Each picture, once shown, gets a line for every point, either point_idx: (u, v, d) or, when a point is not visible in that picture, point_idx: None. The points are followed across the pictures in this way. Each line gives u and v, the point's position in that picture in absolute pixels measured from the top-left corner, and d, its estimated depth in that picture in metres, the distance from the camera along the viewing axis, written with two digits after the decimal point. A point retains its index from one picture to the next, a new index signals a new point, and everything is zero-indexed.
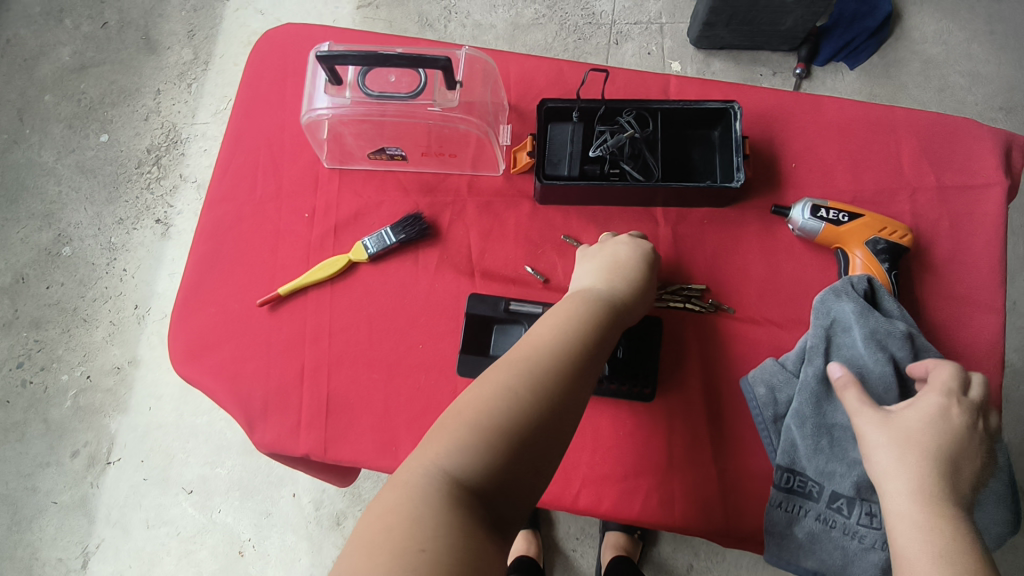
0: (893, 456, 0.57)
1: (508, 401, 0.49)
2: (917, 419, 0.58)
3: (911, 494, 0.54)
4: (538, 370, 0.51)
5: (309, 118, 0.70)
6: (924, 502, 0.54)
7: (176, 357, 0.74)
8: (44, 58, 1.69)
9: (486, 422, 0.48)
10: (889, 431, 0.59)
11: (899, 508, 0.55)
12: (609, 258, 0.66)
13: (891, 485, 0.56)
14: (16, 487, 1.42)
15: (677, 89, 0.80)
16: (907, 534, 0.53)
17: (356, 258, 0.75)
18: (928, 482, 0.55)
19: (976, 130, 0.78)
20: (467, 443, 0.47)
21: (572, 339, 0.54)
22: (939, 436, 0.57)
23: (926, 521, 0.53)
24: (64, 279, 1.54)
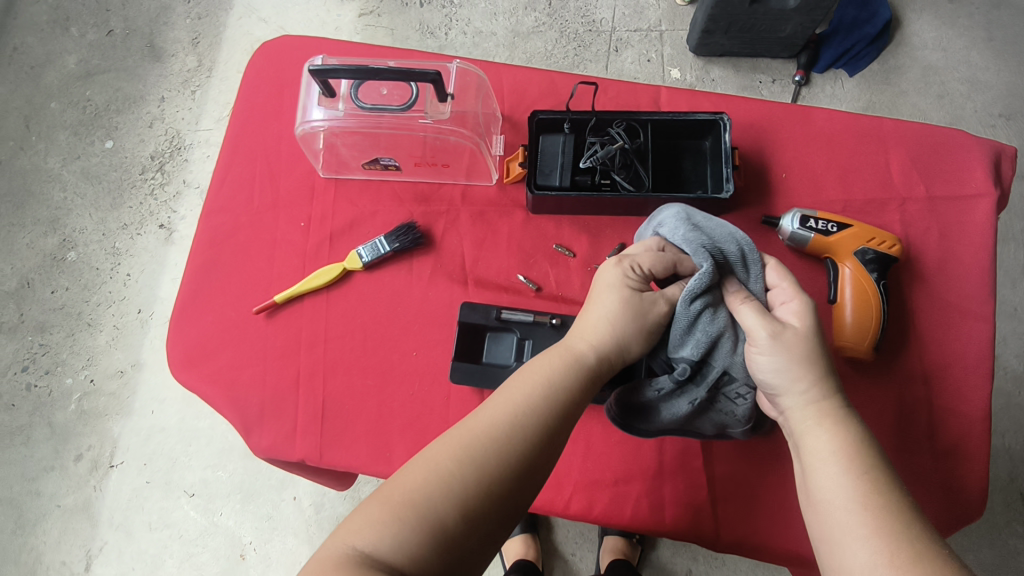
0: (785, 364, 0.56)
1: (447, 482, 0.47)
2: (790, 333, 0.57)
3: (812, 401, 0.55)
4: (481, 444, 0.50)
5: (303, 129, 0.71)
6: (820, 404, 0.55)
7: (173, 364, 0.75)
8: (51, 66, 1.72)
9: (418, 498, 0.46)
10: (774, 352, 0.56)
11: (804, 419, 0.55)
12: (597, 304, 0.63)
13: (783, 386, 0.56)
14: (21, 490, 1.44)
15: (668, 99, 0.80)
16: (814, 441, 0.53)
17: (350, 267, 0.76)
18: (823, 385, 0.55)
19: (965, 140, 0.79)
20: (398, 522, 0.45)
21: (530, 418, 0.53)
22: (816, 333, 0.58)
23: (827, 425, 0.53)
24: (68, 284, 1.56)
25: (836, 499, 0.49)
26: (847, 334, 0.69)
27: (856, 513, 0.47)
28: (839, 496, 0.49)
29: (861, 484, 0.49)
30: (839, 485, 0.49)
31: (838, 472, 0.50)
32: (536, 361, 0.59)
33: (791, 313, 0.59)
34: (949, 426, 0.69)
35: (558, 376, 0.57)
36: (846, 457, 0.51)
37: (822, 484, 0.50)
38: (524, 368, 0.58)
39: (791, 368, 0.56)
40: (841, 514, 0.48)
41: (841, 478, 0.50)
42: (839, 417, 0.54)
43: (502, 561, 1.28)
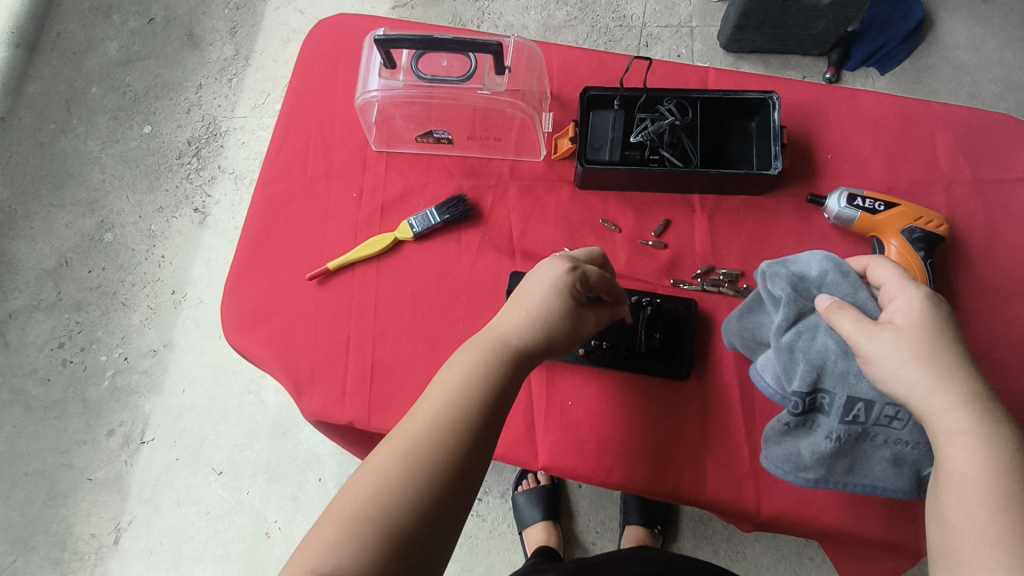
0: (923, 374, 0.55)
1: (394, 489, 0.50)
2: (907, 331, 0.57)
3: (962, 412, 0.53)
4: (418, 453, 0.52)
5: (362, 100, 0.73)
6: (970, 413, 0.53)
7: (228, 327, 0.77)
8: (92, 52, 1.75)
9: (367, 507, 0.49)
10: (892, 351, 0.56)
11: (947, 428, 0.53)
12: (527, 296, 0.63)
13: (915, 394, 0.55)
14: (52, 464, 1.46)
15: (715, 82, 0.82)
16: (960, 454, 0.52)
17: (401, 236, 0.78)
18: (962, 390, 0.54)
19: (1010, 127, 0.80)
20: (351, 535, 0.48)
21: (461, 414, 0.55)
22: (945, 337, 0.56)
23: (977, 440, 0.52)
24: (105, 264, 1.59)
25: (986, 524, 0.49)
26: None
27: (1012, 544, 0.48)
28: (986, 520, 0.49)
29: (1011, 512, 0.49)
30: (986, 512, 0.50)
31: (987, 495, 0.50)
32: (461, 355, 0.59)
33: (906, 315, 0.58)
34: None
35: (486, 368, 0.57)
36: (997, 478, 0.50)
37: (969, 508, 0.51)
38: (449, 363, 0.59)
39: (922, 371, 0.55)
40: (986, 539, 0.49)
41: (987, 501, 0.50)
42: (991, 432, 0.52)
43: (523, 548, 1.28)
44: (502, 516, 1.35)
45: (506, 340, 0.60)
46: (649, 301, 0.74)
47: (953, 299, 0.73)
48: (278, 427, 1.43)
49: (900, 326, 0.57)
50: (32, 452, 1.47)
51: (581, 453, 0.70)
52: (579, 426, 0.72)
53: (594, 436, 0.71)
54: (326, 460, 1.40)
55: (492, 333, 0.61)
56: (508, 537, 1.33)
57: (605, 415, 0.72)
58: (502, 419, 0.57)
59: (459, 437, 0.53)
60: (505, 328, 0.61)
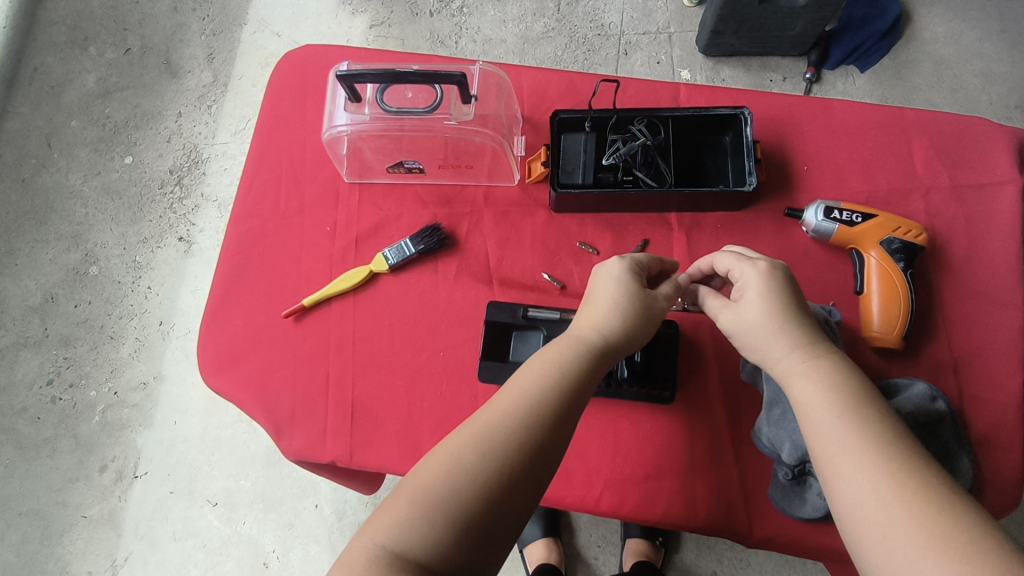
0: (754, 331, 0.60)
1: (470, 478, 0.47)
2: (748, 287, 0.61)
3: (795, 353, 0.57)
4: (494, 434, 0.50)
5: (329, 135, 0.72)
6: (803, 353, 0.57)
7: (205, 369, 0.76)
8: (71, 85, 1.74)
9: (443, 494, 0.47)
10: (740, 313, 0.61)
11: (787, 369, 0.57)
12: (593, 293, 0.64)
13: (761, 349, 0.60)
14: (46, 502, 1.44)
15: (687, 98, 0.81)
16: (801, 389, 0.55)
17: (377, 269, 0.77)
18: (800, 341, 0.58)
19: (987, 129, 0.79)
20: (427, 518, 0.45)
21: (537, 398, 0.53)
22: (777, 298, 0.60)
23: (808, 371, 0.56)
24: (91, 297, 1.57)
25: (828, 435, 0.51)
26: (877, 326, 0.69)
27: (850, 451, 0.49)
28: (827, 436, 0.51)
29: (846, 422, 0.51)
30: (824, 427, 0.52)
31: (824, 414, 0.52)
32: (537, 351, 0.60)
33: (741, 283, 0.62)
34: (984, 415, 0.68)
35: (564, 358, 0.57)
36: (829, 400, 0.53)
37: (817, 434, 0.52)
38: (532, 356, 0.58)
39: (766, 332, 0.59)
40: (827, 450, 0.51)
41: (826, 418, 0.52)
42: (823, 364, 0.56)
43: (524, 567, 1.26)
44: None
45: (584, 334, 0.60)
46: None
47: (935, 308, 0.73)
48: (272, 455, 1.41)
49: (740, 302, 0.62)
50: (26, 491, 1.45)
51: (568, 482, 0.69)
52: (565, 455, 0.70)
53: (580, 464, 0.70)
54: (322, 487, 1.38)
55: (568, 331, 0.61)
56: (510, 556, 1.31)
57: (591, 442, 0.71)
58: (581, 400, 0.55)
59: (538, 436, 0.51)
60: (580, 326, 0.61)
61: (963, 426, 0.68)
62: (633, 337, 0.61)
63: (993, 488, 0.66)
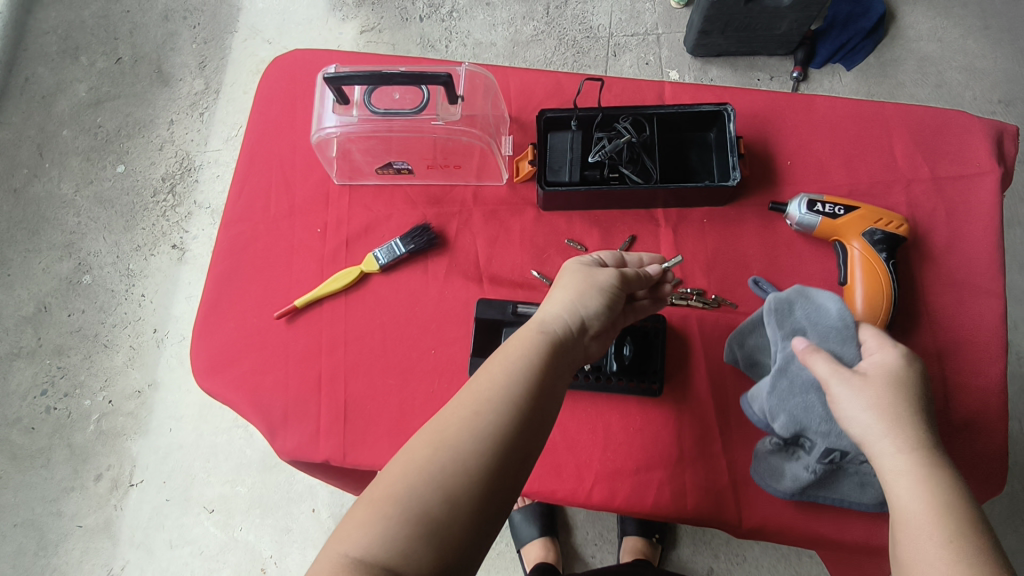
0: (881, 432, 0.54)
1: (434, 479, 0.46)
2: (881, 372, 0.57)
3: (907, 452, 0.53)
4: (448, 429, 0.49)
5: (318, 137, 0.73)
6: (916, 456, 0.52)
7: (198, 371, 0.77)
8: (62, 94, 1.74)
9: (407, 495, 0.45)
10: (861, 392, 0.56)
11: (892, 467, 0.53)
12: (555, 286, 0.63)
13: (866, 435, 0.55)
14: (40, 513, 1.44)
15: (671, 96, 0.83)
16: (904, 492, 0.51)
17: (367, 269, 0.78)
18: (917, 442, 0.53)
19: (966, 122, 0.80)
20: (383, 518, 0.44)
21: (492, 390, 0.51)
22: (904, 388, 0.56)
23: (919, 477, 0.51)
24: (84, 306, 1.57)
25: (923, 522, 0.49)
26: (860, 316, 0.70)
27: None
28: (929, 554, 0.48)
29: (954, 547, 0.47)
30: (928, 545, 0.48)
31: (923, 497, 0.50)
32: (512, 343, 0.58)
33: (875, 364, 0.58)
34: (967, 401, 0.69)
35: (533, 348, 0.54)
36: (957, 536, 0.48)
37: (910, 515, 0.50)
38: (500, 347, 0.55)
39: (879, 421, 0.55)
40: (930, 572, 0.47)
41: (932, 536, 0.48)
42: (934, 470, 0.52)
43: (522, 566, 1.27)
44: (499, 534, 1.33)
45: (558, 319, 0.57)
46: None
47: (918, 298, 0.74)
48: (268, 460, 1.41)
49: (864, 378, 0.57)
50: (20, 502, 1.45)
51: (560, 476, 0.70)
52: (557, 449, 0.71)
53: (571, 458, 0.71)
54: (319, 491, 1.38)
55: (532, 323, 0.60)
56: (507, 556, 1.31)
57: (583, 436, 0.71)
58: (541, 384, 0.53)
59: (506, 430, 0.50)
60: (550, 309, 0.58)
61: (948, 412, 0.69)
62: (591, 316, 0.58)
63: (978, 473, 0.67)
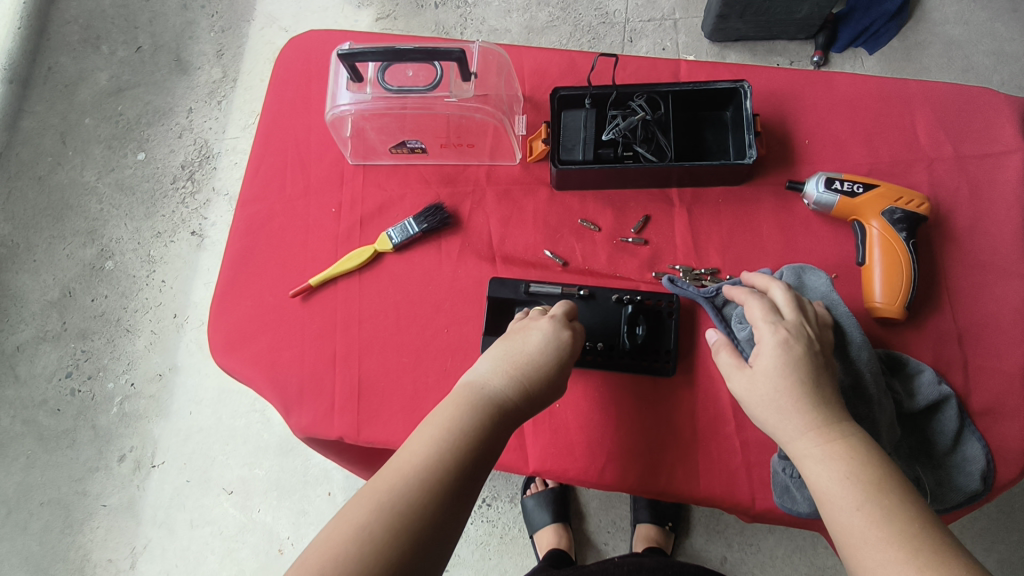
0: (800, 443, 0.56)
1: (375, 551, 0.47)
2: (766, 363, 0.59)
3: (808, 434, 0.56)
4: (400, 507, 0.49)
5: (333, 115, 0.73)
6: (814, 436, 0.56)
7: (215, 348, 0.78)
8: (84, 83, 1.77)
9: (344, 566, 0.45)
10: (754, 386, 0.60)
11: (801, 450, 0.56)
12: (518, 347, 0.63)
13: (770, 424, 0.58)
14: (67, 492, 1.47)
15: (687, 75, 0.82)
16: (816, 473, 0.54)
17: (381, 248, 0.78)
18: (815, 420, 0.56)
19: (992, 100, 0.78)
20: None
21: (446, 468, 0.53)
22: (795, 362, 0.58)
23: (826, 455, 0.54)
24: (107, 291, 1.60)
25: (848, 525, 0.51)
26: (880, 296, 0.69)
27: (874, 544, 0.49)
28: (846, 524, 0.51)
29: (867, 514, 0.50)
30: (845, 522, 0.51)
31: (843, 502, 0.52)
32: (444, 404, 0.58)
33: (762, 354, 0.60)
34: (989, 383, 0.68)
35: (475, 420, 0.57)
36: (879, 529, 0.49)
37: (836, 518, 0.52)
38: (429, 414, 0.57)
39: (774, 410, 0.58)
40: (850, 542, 0.50)
41: (847, 508, 0.51)
42: (836, 448, 0.54)
43: (534, 552, 1.27)
44: (513, 521, 1.33)
45: (493, 387, 0.60)
46: (630, 299, 0.73)
47: (939, 278, 0.72)
48: (285, 444, 1.43)
49: (754, 367, 0.60)
50: (47, 481, 1.48)
51: (571, 455, 0.70)
52: (571, 427, 0.71)
53: (583, 438, 0.70)
54: (335, 475, 1.40)
55: (478, 383, 0.60)
56: (520, 542, 1.31)
57: (595, 416, 0.71)
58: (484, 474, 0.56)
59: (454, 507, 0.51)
60: (495, 380, 0.60)
61: (969, 396, 0.68)
62: (537, 410, 0.62)
63: (1000, 458, 0.66)
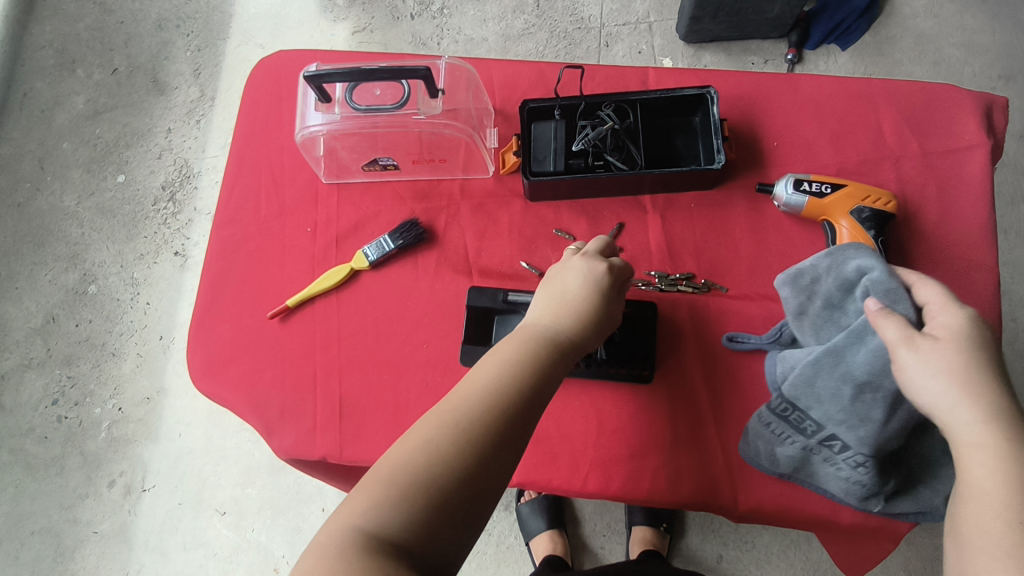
0: (970, 433, 0.51)
1: (444, 458, 0.48)
2: (952, 336, 0.54)
3: (982, 425, 0.50)
4: (462, 425, 0.50)
5: (303, 136, 0.74)
6: (995, 428, 0.50)
7: (195, 373, 0.77)
8: (60, 107, 1.76)
9: (412, 478, 0.47)
10: (929, 354, 0.53)
11: (968, 438, 0.51)
12: (564, 285, 0.63)
13: (937, 402, 0.52)
14: (57, 520, 1.45)
15: (655, 82, 0.83)
16: (978, 465, 0.49)
17: (358, 266, 0.79)
18: (996, 414, 0.50)
19: (954, 96, 0.79)
20: (393, 506, 0.45)
21: (505, 391, 0.53)
22: (980, 351, 0.53)
23: (1003, 452, 0.49)
24: (91, 316, 1.59)
25: (994, 526, 0.46)
26: None
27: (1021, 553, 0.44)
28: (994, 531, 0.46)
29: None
30: (997, 523, 0.46)
31: (1006, 506, 0.46)
32: (503, 341, 0.59)
33: (943, 329, 0.55)
34: None
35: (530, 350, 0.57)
36: None
37: (985, 516, 0.47)
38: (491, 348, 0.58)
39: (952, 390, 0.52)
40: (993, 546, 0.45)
41: (1005, 512, 0.46)
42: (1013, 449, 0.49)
43: (531, 559, 1.27)
44: (508, 529, 1.33)
45: (549, 327, 0.60)
46: None
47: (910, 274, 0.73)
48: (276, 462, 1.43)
49: (938, 339, 0.54)
50: (37, 510, 1.46)
51: (554, 464, 0.70)
52: (552, 437, 0.71)
53: (565, 446, 0.71)
54: (328, 491, 1.40)
55: (534, 320, 0.61)
56: (516, 549, 1.31)
57: (576, 425, 0.71)
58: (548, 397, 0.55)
59: (513, 426, 0.51)
60: (546, 316, 0.61)
61: None
62: (593, 341, 0.62)
63: None
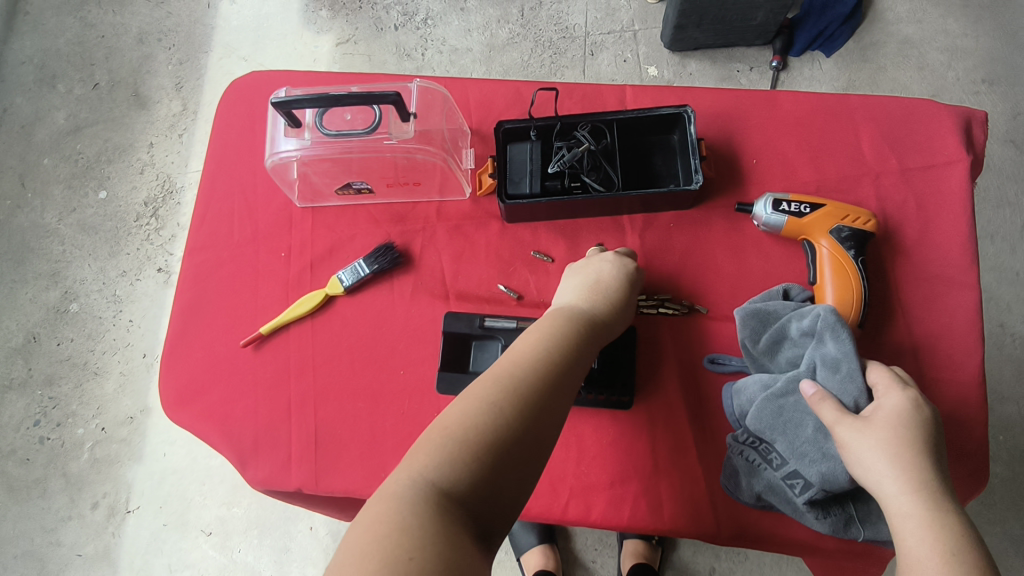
0: (897, 504, 0.52)
1: (504, 412, 0.48)
2: (885, 412, 0.57)
3: (909, 495, 0.52)
4: (519, 384, 0.50)
5: (273, 161, 0.72)
6: (922, 498, 0.51)
7: (167, 404, 0.76)
8: (41, 123, 1.73)
9: (483, 434, 0.47)
10: (861, 431, 0.57)
11: (898, 509, 0.52)
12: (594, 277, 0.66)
13: (873, 479, 0.55)
14: (39, 543, 1.43)
15: (632, 100, 0.82)
16: (909, 536, 0.50)
17: (332, 292, 0.77)
18: (924, 483, 0.52)
19: (933, 111, 0.79)
20: (455, 459, 0.45)
21: (554, 356, 0.54)
22: (916, 428, 0.56)
23: (929, 521, 0.50)
24: (73, 334, 1.56)
25: None
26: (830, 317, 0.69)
27: None
28: None
29: None
30: None
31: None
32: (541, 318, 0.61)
33: (882, 408, 0.58)
34: (943, 397, 0.68)
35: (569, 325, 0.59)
36: None
37: None
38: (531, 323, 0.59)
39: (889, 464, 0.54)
40: None
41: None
42: (940, 518, 0.50)
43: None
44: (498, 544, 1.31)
45: (584, 308, 0.62)
46: None
47: (890, 293, 0.72)
48: None
49: (871, 417, 0.57)
50: (18, 533, 1.44)
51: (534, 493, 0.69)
52: None
53: (545, 474, 0.69)
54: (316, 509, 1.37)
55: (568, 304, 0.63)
56: (507, 565, 1.29)
57: (556, 452, 0.70)
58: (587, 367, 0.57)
59: (562, 390, 0.52)
60: (579, 301, 0.64)
61: None
62: (618, 325, 0.65)
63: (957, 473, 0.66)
